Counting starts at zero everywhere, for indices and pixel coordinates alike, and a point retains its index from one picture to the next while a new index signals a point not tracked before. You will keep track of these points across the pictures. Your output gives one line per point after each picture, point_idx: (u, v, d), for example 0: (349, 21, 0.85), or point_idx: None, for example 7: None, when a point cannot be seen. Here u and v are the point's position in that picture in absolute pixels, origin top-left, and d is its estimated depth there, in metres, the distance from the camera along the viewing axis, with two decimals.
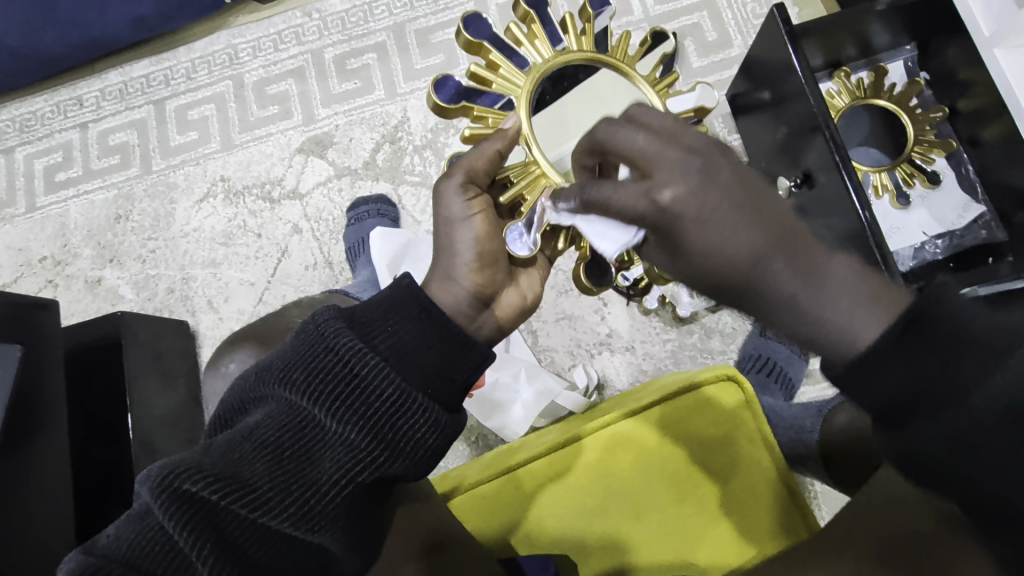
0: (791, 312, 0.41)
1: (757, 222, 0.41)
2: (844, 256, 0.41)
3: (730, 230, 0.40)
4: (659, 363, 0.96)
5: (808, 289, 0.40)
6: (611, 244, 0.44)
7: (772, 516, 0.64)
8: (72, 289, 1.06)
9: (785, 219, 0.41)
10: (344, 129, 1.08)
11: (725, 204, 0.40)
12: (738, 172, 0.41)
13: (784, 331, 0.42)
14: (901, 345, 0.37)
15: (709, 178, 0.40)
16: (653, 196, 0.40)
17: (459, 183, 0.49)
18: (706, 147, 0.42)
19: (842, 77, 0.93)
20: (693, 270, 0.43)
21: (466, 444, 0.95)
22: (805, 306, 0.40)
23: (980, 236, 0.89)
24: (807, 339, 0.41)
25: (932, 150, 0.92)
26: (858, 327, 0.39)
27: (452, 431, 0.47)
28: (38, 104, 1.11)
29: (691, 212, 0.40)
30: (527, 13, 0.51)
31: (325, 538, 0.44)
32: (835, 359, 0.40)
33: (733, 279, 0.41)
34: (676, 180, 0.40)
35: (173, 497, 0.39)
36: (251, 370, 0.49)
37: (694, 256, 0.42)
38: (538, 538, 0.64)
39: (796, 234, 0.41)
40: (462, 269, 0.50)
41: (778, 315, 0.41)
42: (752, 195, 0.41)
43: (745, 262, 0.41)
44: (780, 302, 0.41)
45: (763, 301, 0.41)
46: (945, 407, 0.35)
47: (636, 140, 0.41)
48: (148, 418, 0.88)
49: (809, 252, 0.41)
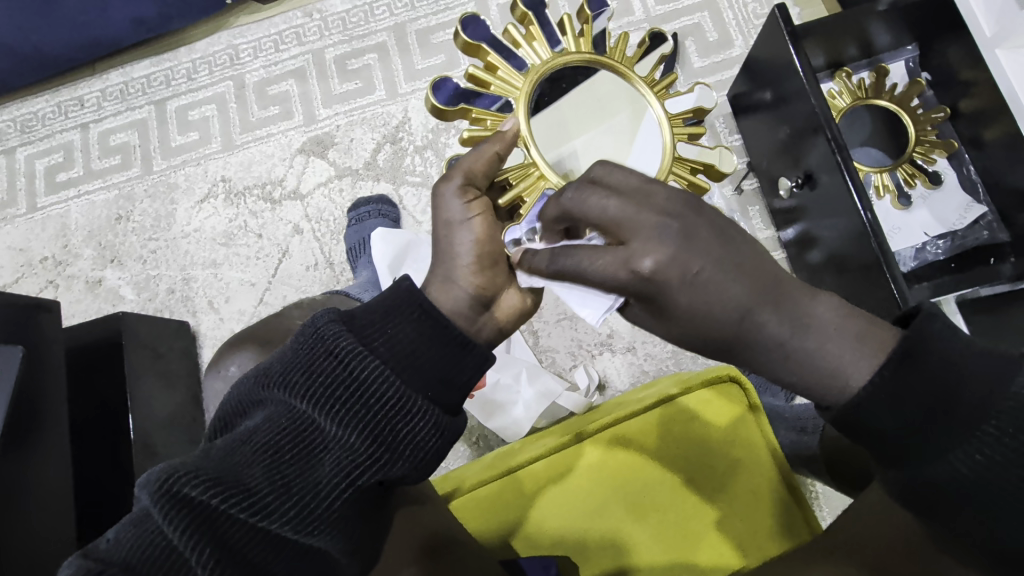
0: (781, 359, 0.40)
1: (739, 277, 0.40)
2: (827, 296, 0.41)
3: (713, 293, 0.39)
4: (659, 364, 0.96)
5: (798, 337, 0.40)
6: (592, 312, 0.44)
7: (773, 518, 0.64)
8: (73, 290, 1.06)
9: (766, 269, 0.41)
10: (345, 130, 1.07)
11: (707, 265, 0.39)
12: (716, 228, 0.40)
13: (773, 376, 0.42)
14: (896, 382, 0.37)
15: (688, 241, 0.39)
16: (633, 265, 0.39)
17: (458, 185, 0.49)
18: (681, 206, 0.40)
19: (843, 77, 0.93)
20: (681, 332, 0.42)
21: (466, 444, 0.95)
22: (796, 352, 0.40)
23: (982, 236, 0.89)
24: (799, 382, 0.40)
25: (933, 150, 0.92)
26: (848, 368, 0.39)
27: (452, 433, 0.47)
28: (39, 104, 1.11)
29: (674, 280, 0.39)
30: (524, 14, 0.51)
31: (325, 541, 0.43)
32: (829, 404, 0.40)
33: (722, 338, 0.41)
34: (653, 247, 0.39)
35: (173, 501, 0.39)
36: (251, 372, 0.49)
37: (681, 319, 0.41)
38: (539, 539, 0.64)
39: (778, 281, 0.41)
40: (462, 271, 0.50)
41: (770, 364, 0.41)
42: (731, 252, 0.40)
43: (732, 320, 0.40)
44: (773, 351, 0.40)
45: (756, 355, 0.41)
46: (953, 438, 0.37)
47: (608, 209, 0.41)
48: (149, 419, 0.88)
49: (795, 299, 0.40)
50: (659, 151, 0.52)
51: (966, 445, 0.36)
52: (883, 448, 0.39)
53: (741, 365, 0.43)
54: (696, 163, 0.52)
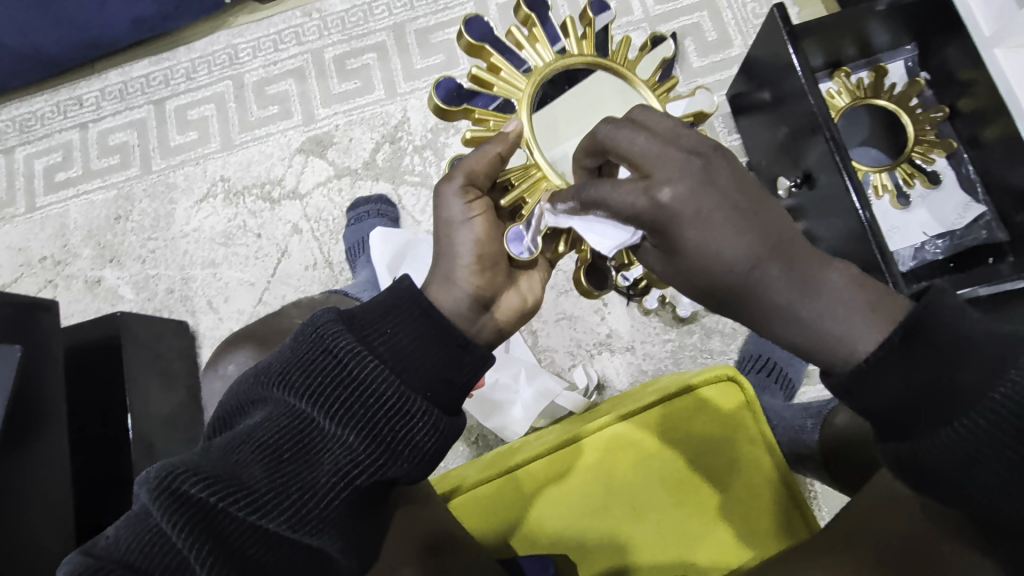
0: (785, 316, 0.40)
1: (754, 227, 0.40)
2: (840, 264, 0.40)
3: (724, 236, 0.39)
4: (659, 363, 0.96)
5: (804, 299, 0.39)
6: (607, 245, 0.44)
7: (772, 518, 0.64)
8: (73, 289, 1.06)
9: (784, 229, 0.40)
10: (344, 129, 1.07)
11: (726, 209, 0.39)
12: (737, 175, 0.40)
13: (771, 334, 0.41)
14: (902, 351, 0.37)
15: (708, 181, 0.39)
16: (652, 193, 0.39)
17: (459, 185, 0.49)
18: (707, 150, 0.40)
19: (842, 77, 0.93)
20: (688, 275, 0.42)
21: (466, 444, 0.95)
22: (803, 315, 0.39)
23: (980, 236, 0.89)
24: (796, 340, 0.40)
25: (932, 150, 0.92)
26: (856, 338, 0.38)
27: (451, 433, 0.47)
28: (38, 104, 1.11)
29: (688, 212, 0.39)
30: (528, 16, 0.51)
31: (324, 540, 0.43)
32: (832, 368, 0.40)
33: (728, 285, 0.40)
34: (675, 179, 0.39)
35: (172, 498, 0.39)
36: (250, 372, 0.49)
37: (690, 257, 0.40)
38: (538, 537, 0.64)
39: (792, 242, 0.40)
40: (463, 271, 0.50)
41: (767, 320, 0.41)
42: (750, 202, 0.40)
43: (741, 270, 0.40)
44: (777, 309, 0.40)
45: (759, 310, 0.40)
46: (944, 419, 0.36)
47: (636, 142, 0.40)
48: (148, 418, 0.88)
49: (806, 260, 0.40)
50: None
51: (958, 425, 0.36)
52: (886, 421, 0.39)
53: (741, 323, 0.42)
54: None
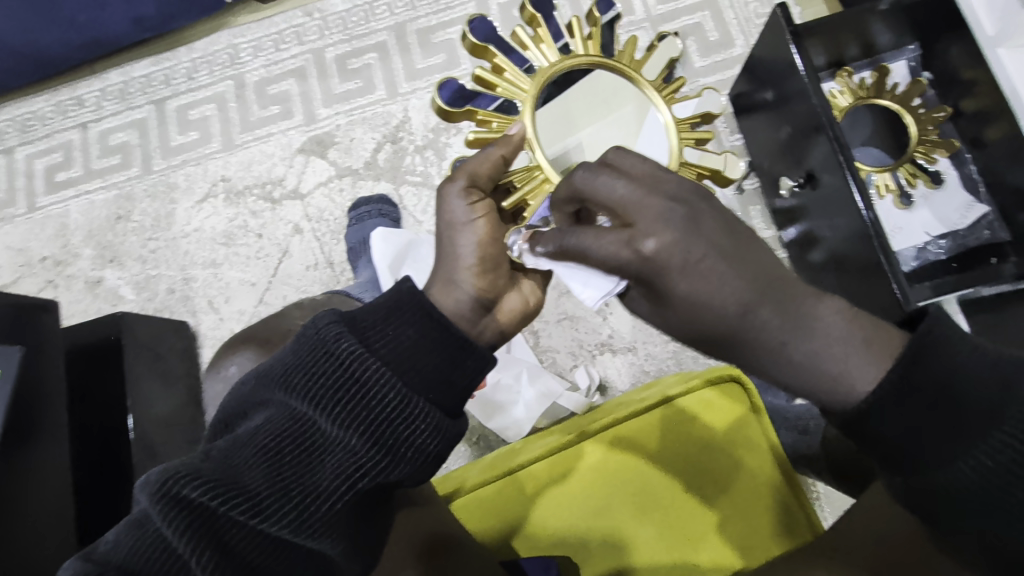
0: (780, 360, 0.40)
1: (741, 271, 0.40)
2: (832, 298, 0.41)
3: (713, 283, 0.39)
4: (661, 364, 0.96)
5: (798, 338, 0.39)
6: (593, 294, 0.44)
7: (775, 520, 0.64)
8: (73, 289, 1.05)
9: (770, 270, 0.40)
10: (345, 129, 1.07)
11: (710, 253, 0.39)
12: (722, 220, 0.40)
13: (772, 377, 0.42)
14: (900, 390, 0.37)
15: (693, 227, 0.39)
16: (636, 245, 0.39)
17: (462, 187, 0.49)
18: (689, 193, 0.40)
19: (844, 77, 0.93)
20: (681, 320, 0.42)
21: (467, 445, 0.95)
22: (796, 356, 0.39)
23: (983, 236, 0.89)
24: (799, 386, 0.40)
25: (935, 150, 0.91)
26: (855, 374, 0.38)
27: (453, 435, 0.47)
28: (38, 104, 1.11)
29: (675, 262, 0.39)
30: (533, 15, 0.50)
31: (325, 543, 0.43)
32: (834, 408, 0.40)
33: (721, 330, 0.40)
34: (659, 229, 0.39)
35: (173, 503, 0.39)
36: (251, 374, 0.49)
37: (679, 305, 0.40)
38: (539, 539, 0.64)
39: (780, 281, 0.40)
40: (464, 272, 0.50)
41: (764, 362, 0.41)
42: (735, 243, 0.40)
43: (731, 315, 0.40)
44: (771, 352, 0.40)
45: (753, 354, 0.41)
46: (949, 447, 0.37)
47: (616, 190, 0.40)
48: (148, 418, 0.87)
49: (800, 301, 0.40)
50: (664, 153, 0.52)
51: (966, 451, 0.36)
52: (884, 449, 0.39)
53: (738, 363, 0.43)
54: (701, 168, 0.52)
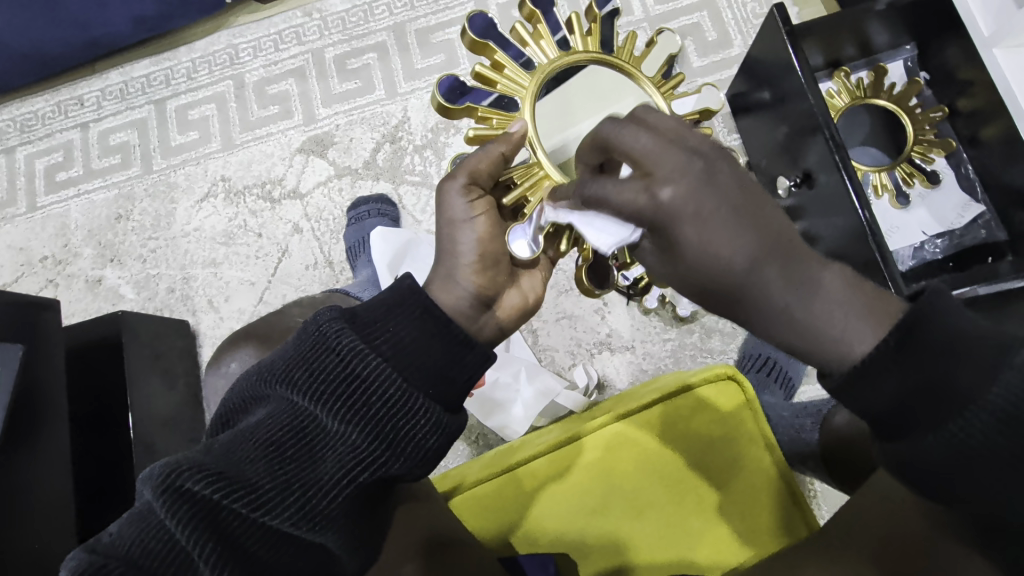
0: (782, 321, 0.40)
1: (751, 227, 0.39)
2: (836, 266, 0.41)
3: (724, 235, 0.38)
4: (659, 363, 0.96)
5: (802, 299, 0.39)
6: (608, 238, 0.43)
7: (772, 517, 0.64)
8: (73, 289, 1.06)
9: (780, 230, 0.40)
10: (344, 129, 1.08)
11: (722, 207, 0.38)
12: (739, 179, 0.40)
13: (768, 335, 0.41)
14: (899, 358, 0.37)
15: (710, 181, 0.38)
16: (653, 193, 0.38)
17: (462, 185, 0.50)
18: (709, 149, 0.39)
19: (842, 77, 0.93)
20: (685, 271, 0.41)
21: (466, 443, 0.96)
22: (799, 316, 0.39)
23: (979, 235, 0.90)
24: (796, 343, 0.40)
25: (931, 149, 0.92)
26: (852, 337, 0.38)
27: (453, 431, 0.47)
28: (39, 104, 1.12)
29: (688, 211, 0.38)
30: (532, 13, 0.51)
31: (326, 537, 0.44)
32: (831, 369, 0.40)
33: (724, 286, 0.40)
34: (676, 178, 0.38)
35: (176, 496, 0.39)
36: (252, 370, 0.49)
37: (688, 255, 0.39)
38: (538, 537, 0.65)
39: (788, 242, 0.40)
40: (464, 269, 0.50)
41: (764, 319, 0.40)
42: (749, 202, 0.39)
43: (740, 269, 0.39)
44: (771, 311, 0.40)
45: (755, 309, 0.40)
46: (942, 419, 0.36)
47: (639, 140, 0.38)
48: (148, 417, 0.88)
49: (804, 263, 0.40)
50: None
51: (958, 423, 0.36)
52: (884, 425, 0.38)
53: (739, 322, 0.42)
54: None
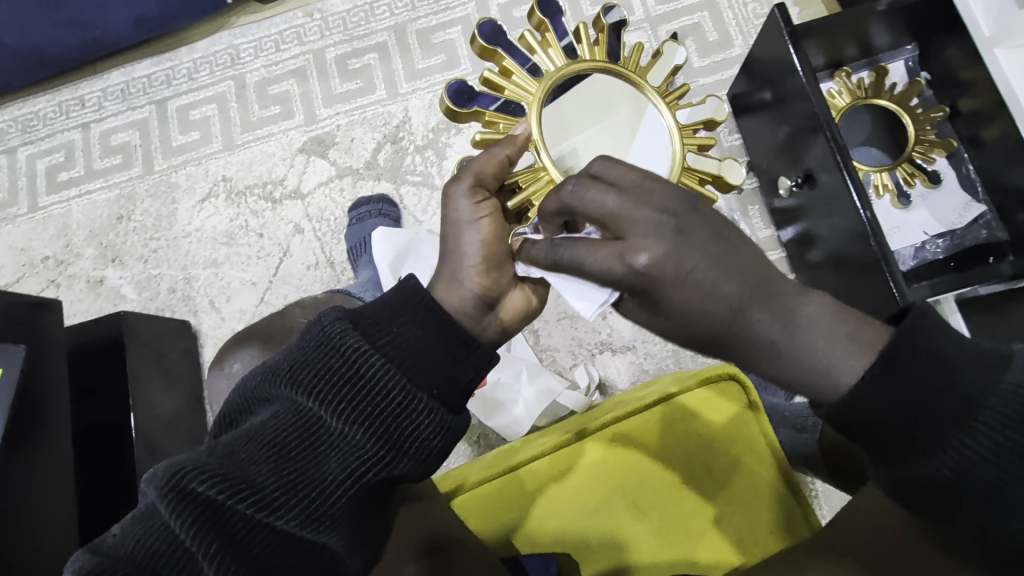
0: (773, 360, 0.40)
1: (733, 275, 0.40)
2: (817, 293, 0.41)
3: (705, 288, 0.40)
4: (660, 363, 0.96)
5: (788, 335, 0.39)
6: (587, 305, 0.45)
7: (773, 517, 0.64)
8: (75, 289, 1.06)
9: (761, 269, 0.41)
10: (346, 130, 1.08)
11: (700, 264, 0.39)
12: (711, 228, 0.41)
13: (764, 373, 0.42)
14: (882, 379, 0.37)
15: (683, 238, 0.40)
16: (628, 260, 0.40)
17: (468, 186, 0.49)
18: (679, 205, 0.41)
19: (843, 77, 0.94)
20: (672, 323, 0.42)
21: (467, 443, 0.96)
22: (785, 350, 0.39)
23: (980, 236, 0.89)
24: (793, 379, 0.40)
25: (932, 150, 0.92)
26: (837, 363, 0.38)
27: (456, 431, 0.47)
28: (40, 104, 1.12)
29: (668, 274, 0.40)
30: (541, 21, 0.51)
31: (329, 536, 0.44)
32: (822, 401, 0.40)
33: (713, 333, 0.41)
34: (650, 243, 0.40)
35: (180, 496, 0.40)
36: (256, 371, 0.49)
37: (672, 313, 0.41)
38: (538, 538, 0.65)
39: (770, 280, 0.40)
40: (469, 271, 0.50)
41: (757, 362, 0.41)
42: (727, 248, 0.40)
43: (723, 316, 0.40)
44: (761, 350, 0.40)
45: (745, 352, 0.41)
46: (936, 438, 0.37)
47: (607, 203, 0.41)
48: (150, 418, 0.88)
49: (784, 297, 0.40)
50: (667, 159, 0.52)
51: (957, 436, 0.36)
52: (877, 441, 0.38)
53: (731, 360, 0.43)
54: (702, 174, 0.52)
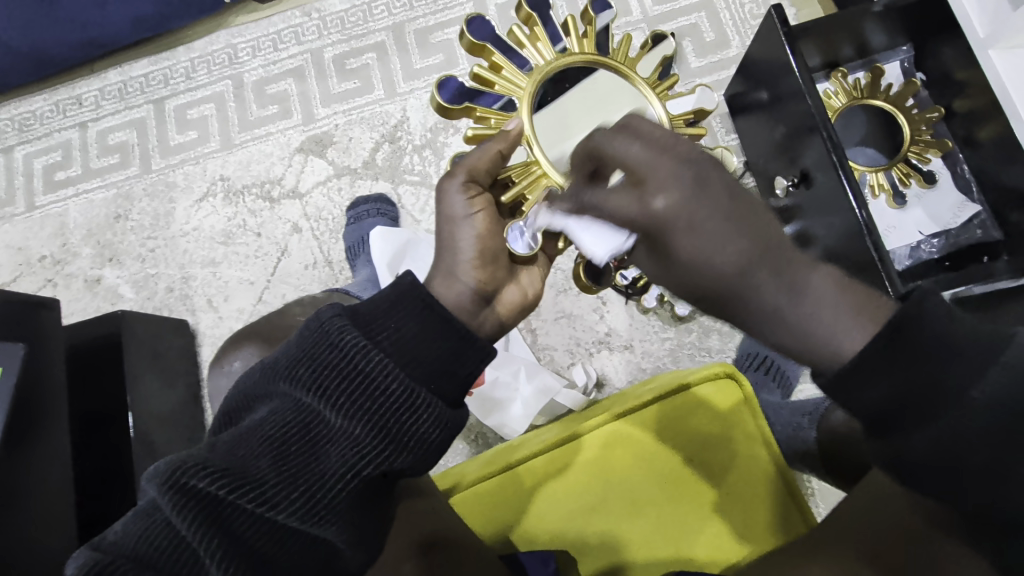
0: (776, 324, 0.41)
1: (745, 233, 0.41)
2: (824, 267, 0.42)
3: (718, 241, 0.40)
4: (657, 362, 0.97)
5: (792, 301, 0.41)
6: (601, 247, 0.46)
7: (771, 514, 0.65)
8: (72, 288, 1.06)
9: (774, 235, 0.42)
10: (344, 129, 1.08)
11: (716, 215, 0.40)
12: (730, 186, 0.41)
13: (765, 339, 0.43)
14: (886, 352, 0.38)
15: (702, 189, 0.40)
16: (645, 203, 0.41)
17: (461, 182, 0.50)
18: (701, 157, 0.41)
19: (839, 78, 0.94)
20: (679, 276, 0.43)
21: (465, 442, 0.96)
22: (789, 318, 0.41)
23: (975, 235, 0.91)
24: (789, 346, 0.42)
25: (928, 150, 0.93)
26: (836, 365, 0.39)
27: (455, 426, 0.47)
28: (37, 104, 1.12)
29: (681, 220, 0.41)
30: (529, 15, 0.51)
31: (330, 532, 0.44)
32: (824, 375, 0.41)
33: (716, 288, 0.42)
34: (668, 189, 0.40)
35: (180, 493, 0.40)
36: (256, 367, 0.49)
37: (681, 263, 0.42)
38: (537, 536, 0.65)
39: (780, 248, 0.41)
40: (464, 266, 0.50)
41: (759, 323, 0.42)
42: (743, 208, 0.41)
43: (731, 274, 0.41)
44: (763, 313, 0.41)
45: (743, 312, 0.42)
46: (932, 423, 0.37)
47: (631, 150, 0.41)
48: (147, 417, 0.88)
49: (794, 265, 0.41)
50: None
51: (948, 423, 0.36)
52: (874, 427, 0.39)
53: (733, 324, 0.44)
54: None
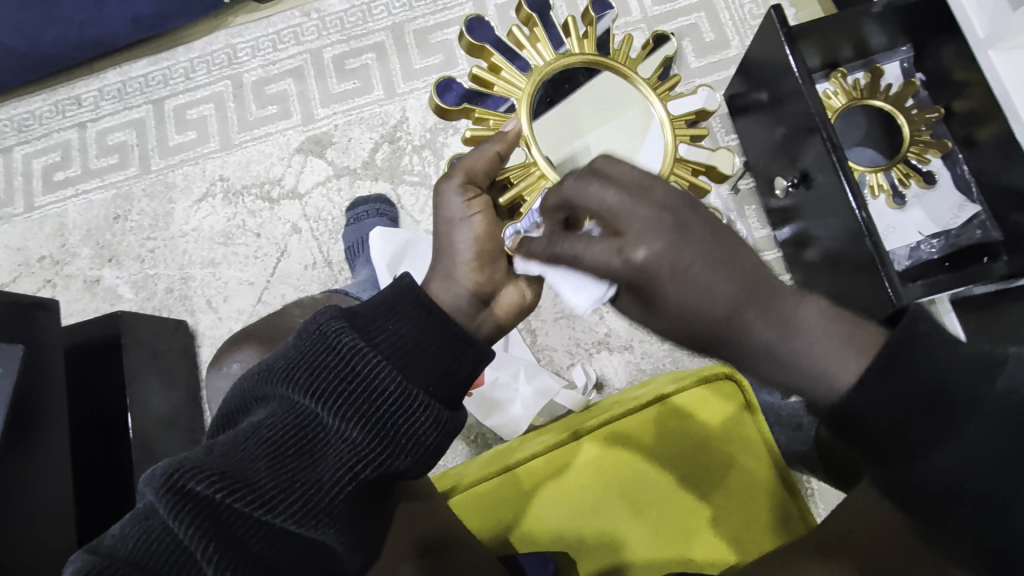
0: (768, 361, 0.41)
1: (731, 274, 0.41)
2: (815, 296, 0.41)
3: (703, 288, 0.40)
4: (657, 363, 0.97)
5: (784, 339, 0.40)
6: (583, 299, 0.45)
7: (769, 515, 0.65)
8: (71, 289, 1.06)
9: (758, 273, 0.41)
10: (343, 129, 1.08)
11: (698, 259, 0.41)
12: (712, 227, 0.42)
13: (761, 376, 0.43)
14: (881, 380, 0.37)
15: (681, 235, 0.41)
16: (625, 254, 0.41)
17: (459, 184, 0.50)
18: (677, 202, 0.42)
19: (839, 78, 0.94)
20: (670, 323, 0.43)
21: (465, 443, 0.96)
22: (781, 355, 0.40)
23: (975, 236, 0.91)
24: (789, 380, 0.41)
25: (927, 150, 0.93)
26: (836, 368, 0.39)
27: (453, 428, 0.48)
28: (36, 104, 1.11)
29: (666, 269, 0.41)
30: (529, 16, 0.51)
31: (328, 535, 0.44)
32: (819, 398, 0.41)
33: (709, 329, 0.41)
34: (648, 238, 0.41)
35: (179, 496, 0.39)
36: (254, 369, 0.49)
37: (670, 311, 0.42)
38: (536, 538, 0.65)
39: (768, 284, 0.41)
40: (462, 268, 0.50)
41: (755, 364, 0.42)
42: (724, 250, 0.41)
43: (719, 318, 0.41)
44: (757, 353, 0.41)
45: (737, 353, 0.42)
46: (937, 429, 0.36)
47: (606, 198, 0.42)
48: (147, 418, 0.88)
49: (782, 301, 0.41)
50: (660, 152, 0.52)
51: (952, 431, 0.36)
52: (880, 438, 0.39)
53: (733, 364, 0.44)
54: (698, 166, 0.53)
